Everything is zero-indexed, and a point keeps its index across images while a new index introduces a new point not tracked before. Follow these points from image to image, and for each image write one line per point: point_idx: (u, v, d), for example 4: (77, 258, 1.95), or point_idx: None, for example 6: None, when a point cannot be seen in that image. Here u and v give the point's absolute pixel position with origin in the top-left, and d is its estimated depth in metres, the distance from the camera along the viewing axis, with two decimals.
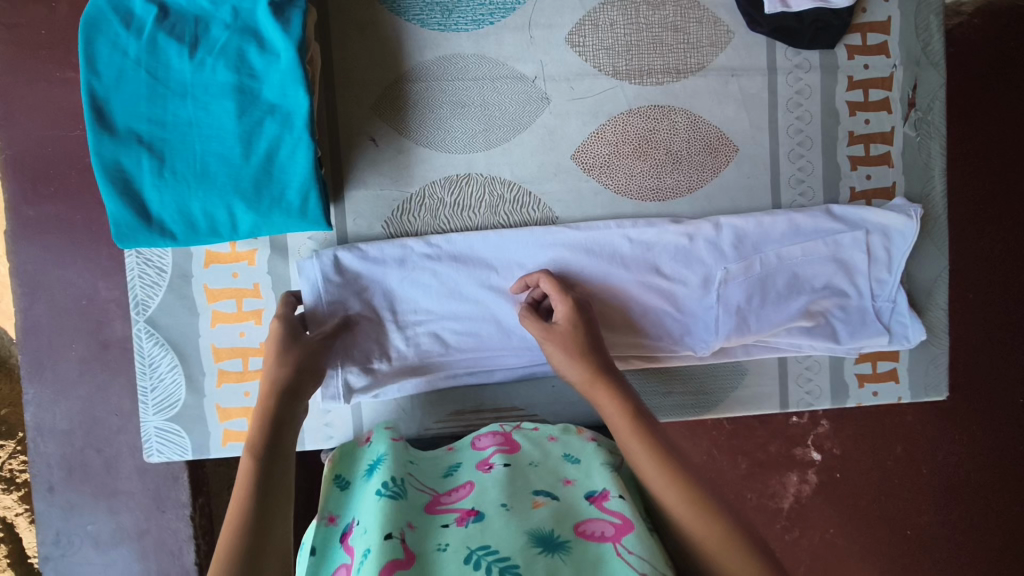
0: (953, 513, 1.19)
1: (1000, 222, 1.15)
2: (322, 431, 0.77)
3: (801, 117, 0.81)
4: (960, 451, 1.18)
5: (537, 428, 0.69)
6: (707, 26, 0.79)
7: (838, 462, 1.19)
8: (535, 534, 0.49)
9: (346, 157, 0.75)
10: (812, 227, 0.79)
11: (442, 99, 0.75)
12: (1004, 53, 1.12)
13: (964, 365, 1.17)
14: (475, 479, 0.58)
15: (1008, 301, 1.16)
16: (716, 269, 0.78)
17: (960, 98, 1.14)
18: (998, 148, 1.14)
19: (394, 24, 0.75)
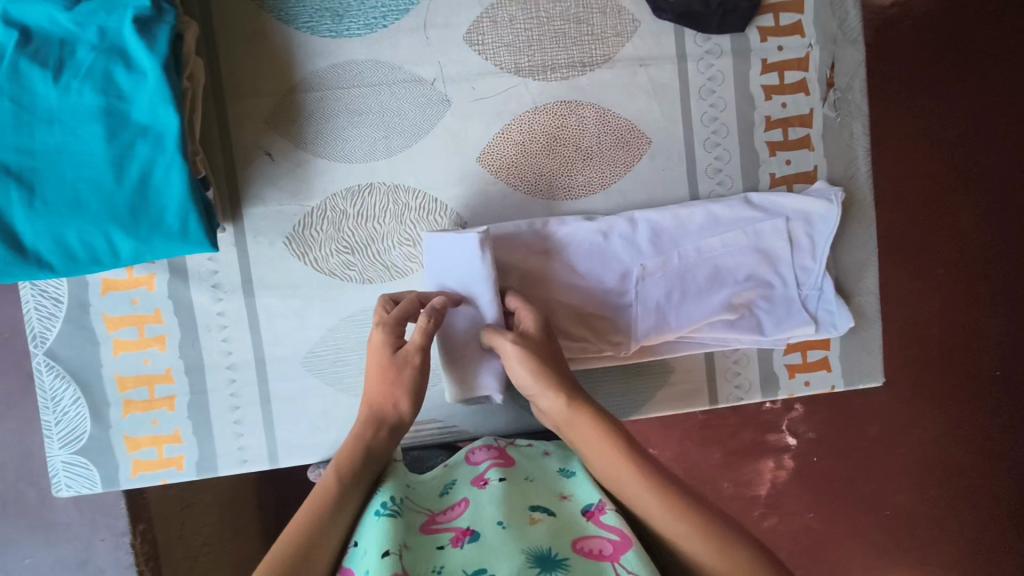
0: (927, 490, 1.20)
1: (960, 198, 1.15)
2: (236, 455, 0.75)
3: (715, 104, 0.78)
4: (936, 427, 1.18)
5: (532, 444, 0.69)
6: (611, 16, 0.76)
7: (813, 445, 1.18)
8: (533, 552, 0.48)
9: (241, 174, 0.73)
10: (729, 218, 0.77)
11: (338, 108, 0.73)
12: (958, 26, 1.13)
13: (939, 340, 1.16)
14: (471, 495, 0.58)
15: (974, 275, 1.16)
16: (637, 265, 0.76)
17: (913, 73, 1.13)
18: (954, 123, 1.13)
19: (282, 33, 0.72)
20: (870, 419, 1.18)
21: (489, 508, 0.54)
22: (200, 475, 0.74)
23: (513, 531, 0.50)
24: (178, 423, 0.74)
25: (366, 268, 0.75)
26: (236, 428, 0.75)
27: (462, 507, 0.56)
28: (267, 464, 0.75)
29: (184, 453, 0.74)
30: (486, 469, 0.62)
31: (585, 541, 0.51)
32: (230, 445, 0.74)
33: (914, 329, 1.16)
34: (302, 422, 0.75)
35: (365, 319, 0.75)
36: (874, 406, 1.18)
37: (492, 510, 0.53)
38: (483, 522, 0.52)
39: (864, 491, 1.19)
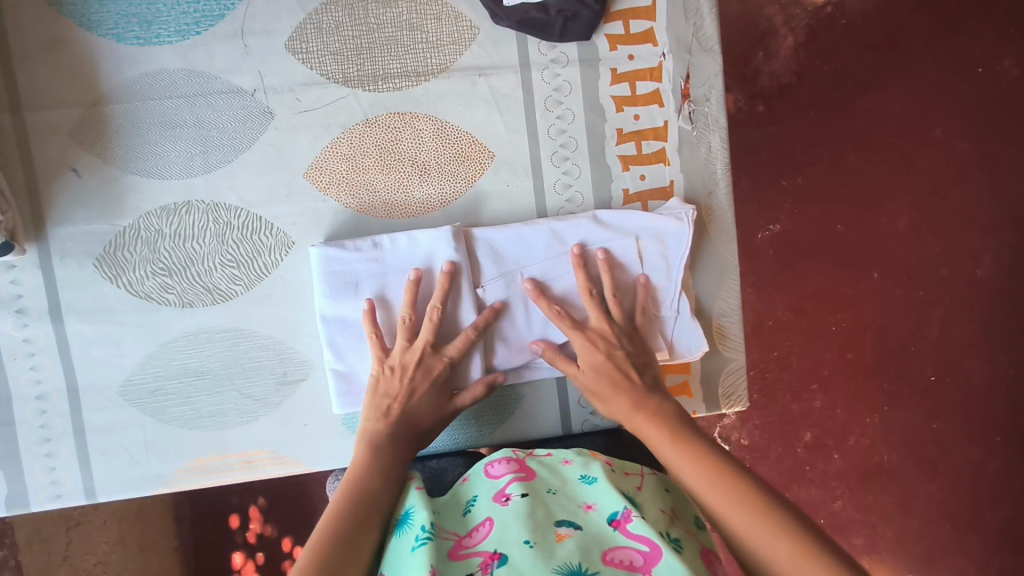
0: (857, 497, 1.23)
1: (873, 212, 1.19)
2: (48, 490, 0.70)
3: (562, 116, 0.74)
4: (872, 434, 1.23)
5: (551, 453, 0.63)
6: (448, 23, 0.71)
7: (747, 452, 1.22)
8: (564, 569, 0.44)
9: (44, 192, 0.68)
10: (572, 239, 0.72)
11: (150, 121, 0.69)
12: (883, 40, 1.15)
13: (851, 351, 1.21)
14: (494, 515, 0.52)
15: (887, 289, 1.20)
16: (490, 286, 0.71)
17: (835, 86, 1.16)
18: (871, 138, 1.17)
19: (84, 40, 0.67)
20: (804, 424, 1.22)
21: (514, 526, 0.49)
22: (8, 511, 0.70)
23: (542, 550, 0.46)
24: None
25: (185, 291, 0.70)
26: (47, 461, 0.70)
27: (486, 529, 0.51)
28: (82, 499, 0.71)
29: None
30: (506, 484, 0.56)
31: (612, 553, 0.47)
32: (42, 479, 0.70)
33: (852, 335, 1.21)
34: (119, 454, 0.71)
35: (185, 345, 0.71)
36: (811, 412, 1.22)
37: (517, 528, 0.49)
38: (510, 542, 0.47)
39: (795, 496, 1.23)
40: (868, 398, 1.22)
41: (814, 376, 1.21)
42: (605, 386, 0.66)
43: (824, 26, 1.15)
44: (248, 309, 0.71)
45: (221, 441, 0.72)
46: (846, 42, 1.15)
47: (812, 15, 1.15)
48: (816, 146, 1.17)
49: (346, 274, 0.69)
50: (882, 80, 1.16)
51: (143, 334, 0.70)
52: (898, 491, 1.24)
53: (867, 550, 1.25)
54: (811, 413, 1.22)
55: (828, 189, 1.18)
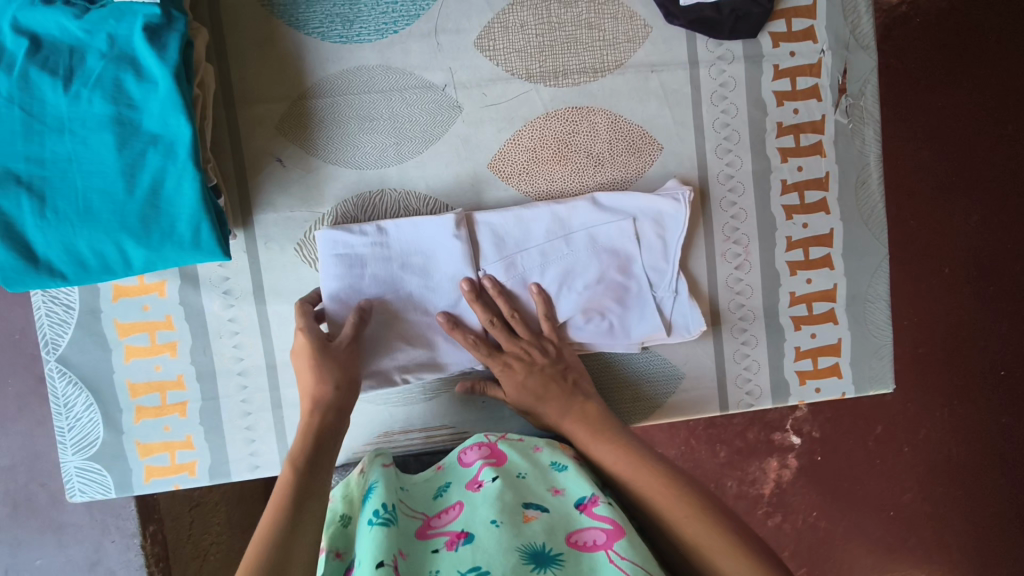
0: (933, 488, 1.28)
1: (965, 209, 1.22)
2: (248, 460, 0.75)
3: (727, 110, 0.78)
4: (944, 427, 1.26)
5: (523, 438, 0.70)
6: (623, 22, 0.75)
7: (818, 444, 1.26)
8: (528, 549, 0.51)
9: (252, 181, 0.73)
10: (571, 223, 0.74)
11: (349, 114, 0.73)
12: (971, 39, 1.19)
13: (942, 344, 1.24)
14: (464, 499, 0.60)
15: (980, 285, 1.23)
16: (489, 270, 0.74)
17: (923, 86, 1.20)
18: (961, 137, 1.20)
19: (292, 38, 0.72)
20: (874, 419, 1.26)
21: (481, 509, 0.56)
22: (211, 481, 0.75)
23: (507, 529, 0.53)
24: (189, 429, 0.74)
25: None
26: (247, 433, 0.75)
27: (457, 511, 0.58)
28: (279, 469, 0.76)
29: (197, 458, 0.74)
30: (479, 470, 0.64)
31: (576, 534, 0.54)
32: (242, 450, 0.75)
33: (925, 330, 1.24)
34: None
35: None
36: (883, 406, 1.26)
37: (485, 510, 0.56)
38: (476, 523, 0.55)
39: (866, 488, 1.28)
40: (943, 391, 1.25)
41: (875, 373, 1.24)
42: (523, 394, 0.72)
43: (900, 25, 1.18)
44: None
45: None
46: (919, 41, 1.19)
47: (886, 13, 1.18)
48: (893, 147, 1.21)
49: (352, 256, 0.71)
50: (978, 78, 1.19)
51: None
52: (980, 483, 1.28)
53: (937, 540, 1.29)
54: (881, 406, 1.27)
55: (903, 187, 1.22)
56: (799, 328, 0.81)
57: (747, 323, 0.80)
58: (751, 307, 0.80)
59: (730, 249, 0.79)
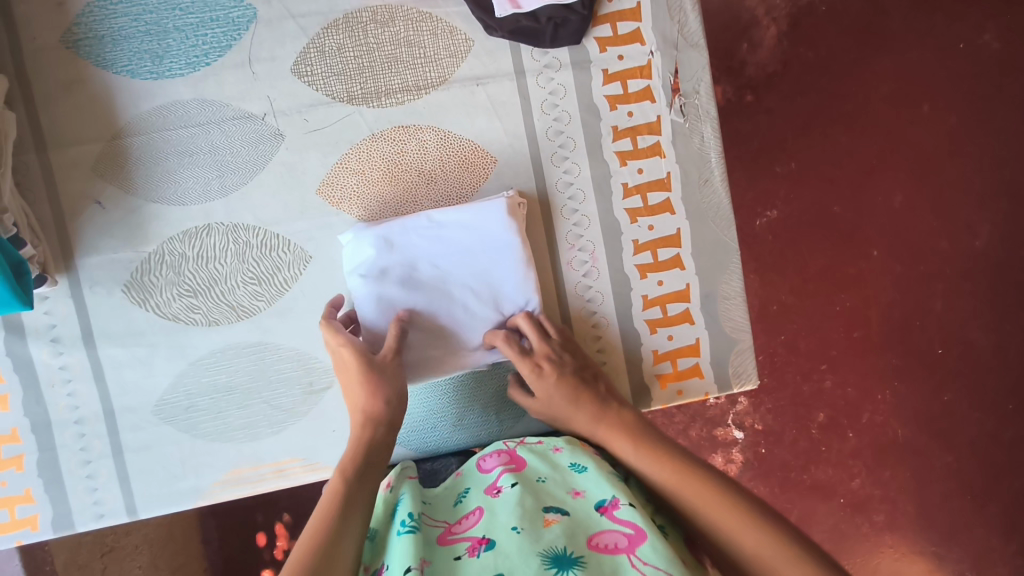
0: (877, 472, 1.25)
1: (880, 188, 1.23)
2: (91, 510, 0.73)
3: (559, 118, 0.77)
4: (878, 410, 1.25)
5: (541, 441, 0.70)
6: (443, 37, 0.75)
7: (761, 436, 1.25)
8: (549, 553, 0.50)
9: (72, 225, 0.71)
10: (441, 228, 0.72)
11: (167, 150, 0.72)
12: (870, 22, 1.21)
13: (862, 327, 1.24)
14: (484, 505, 0.59)
15: (903, 265, 1.24)
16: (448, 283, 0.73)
17: (812, 75, 1.21)
18: (867, 117, 1.22)
19: (100, 78, 0.71)
20: (817, 405, 1.24)
21: (503, 515, 0.56)
22: (55, 533, 0.73)
23: (528, 534, 0.52)
24: (28, 482, 0.72)
25: (211, 309, 0.73)
26: (88, 482, 0.73)
27: (476, 516, 0.58)
28: (125, 517, 0.74)
29: (38, 512, 0.73)
30: (498, 476, 0.63)
31: (599, 536, 0.54)
32: (84, 500, 0.73)
33: (857, 313, 1.24)
34: (157, 471, 0.74)
35: (214, 363, 0.74)
36: (823, 393, 1.24)
37: (506, 516, 0.55)
38: (497, 529, 0.54)
39: (814, 477, 1.25)
40: (872, 374, 1.24)
41: (823, 356, 1.24)
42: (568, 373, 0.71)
43: (805, 14, 1.21)
44: (271, 323, 0.74)
45: (253, 453, 0.75)
46: (829, 29, 1.21)
47: (792, 4, 1.20)
48: (806, 134, 1.22)
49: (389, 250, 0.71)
50: (878, 61, 1.21)
51: (174, 354, 0.73)
52: (924, 464, 1.26)
53: (889, 525, 1.26)
54: (822, 393, 1.25)
55: (824, 173, 1.22)
56: (656, 331, 0.80)
57: (602, 330, 0.79)
58: (604, 313, 0.79)
59: (579, 257, 0.78)
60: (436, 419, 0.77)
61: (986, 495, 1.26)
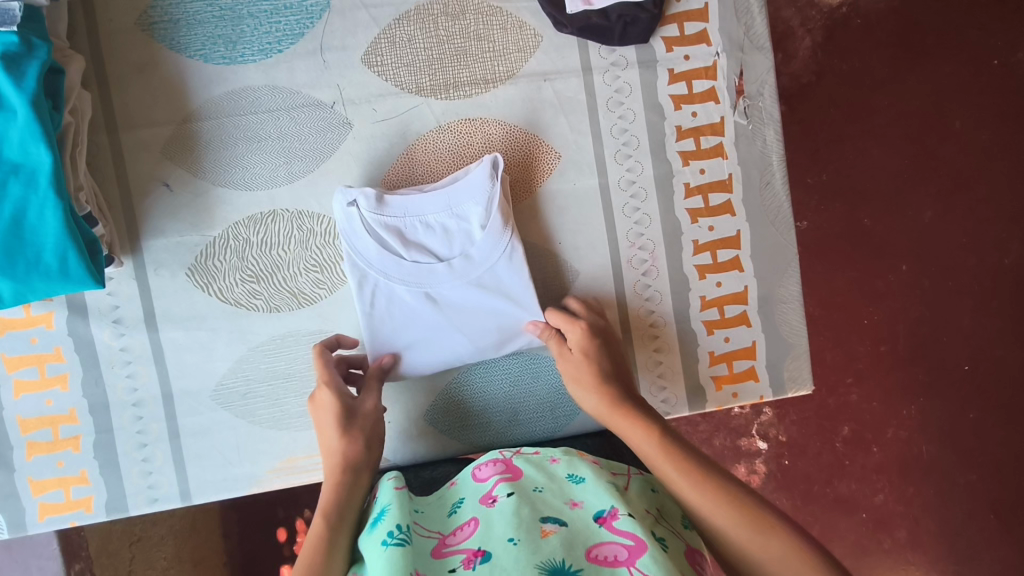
0: (905, 488, 1.24)
1: (917, 202, 1.22)
2: (145, 494, 0.73)
3: (624, 116, 0.77)
4: (909, 425, 1.24)
5: (538, 452, 0.66)
6: (513, 32, 0.75)
7: (786, 448, 1.24)
8: (547, 566, 0.47)
9: (139, 207, 0.72)
10: (453, 247, 0.70)
11: (236, 135, 0.72)
12: (910, 35, 1.20)
13: (896, 340, 1.23)
14: (479, 515, 0.56)
15: (939, 280, 1.23)
16: (380, 265, 0.69)
17: (852, 86, 1.20)
18: (906, 130, 1.22)
19: (173, 61, 0.71)
20: (843, 418, 1.23)
21: (499, 526, 0.52)
22: (109, 517, 0.72)
23: (525, 546, 0.48)
24: (84, 463, 0.72)
25: (272, 296, 0.73)
26: (143, 466, 0.73)
27: (471, 527, 0.55)
28: (178, 502, 0.73)
29: (93, 494, 0.72)
30: (494, 485, 0.60)
31: (598, 548, 0.50)
32: (138, 484, 0.73)
33: (891, 327, 1.23)
34: (212, 457, 0.73)
35: (275, 349, 0.74)
36: (848, 406, 1.24)
37: (503, 527, 0.52)
38: (494, 540, 0.51)
39: (838, 491, 1.24)
40: (905, 388, 1.24)
41: (855, 367, 1.23)
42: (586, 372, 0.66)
43: (839, 26, 1.19)
44: (332, 311, 0.74)
45: (308, 441, 0.74)
46: (866, 42, 1.20)
47: (828, 16, 1.19)
48: (844, 146, 1.21)
49: (402, 269, 0.69)
50: (920, 74, 1.21)
51: (230, 339, 0.73)
52: (953, 481, 1.24)
53: (914, 542, 1.25)
54: (847, 406, 1.24)
55: (859, 186, 1.22)
56: (712, 332, 0.79)
57: (659, 330, 0.79)
58: (661, 313, 0.79)
59: (638, 257, 0.78)
60: (488, 417, 0.76)
61: (1011, 517, 1.24)
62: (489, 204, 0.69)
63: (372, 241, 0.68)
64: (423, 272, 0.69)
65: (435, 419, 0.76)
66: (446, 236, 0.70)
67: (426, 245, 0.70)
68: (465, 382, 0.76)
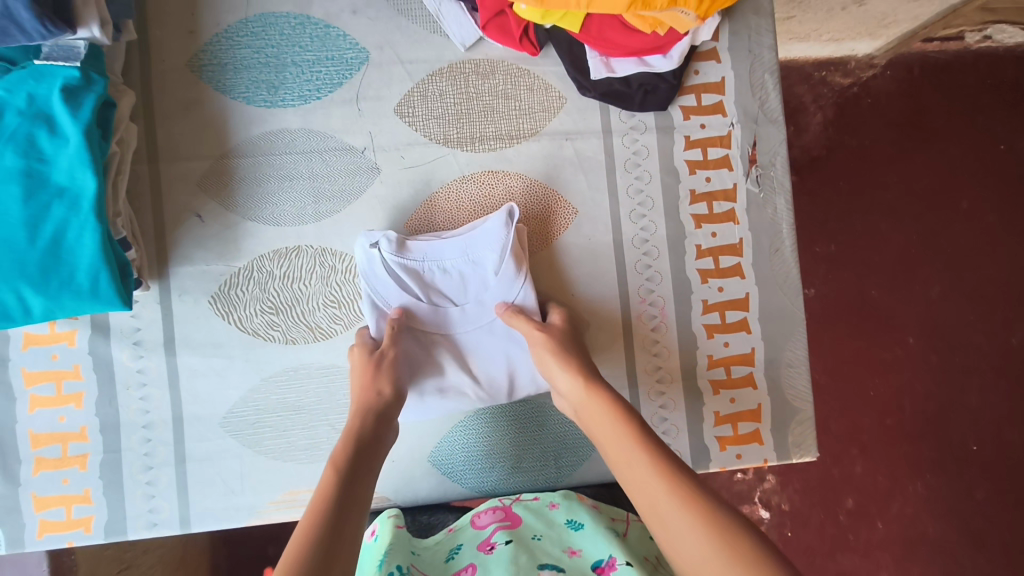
0: (909, 567, 1.21)
1: (924, 276, 1.24)
2: (145, 518, 0.73)
3: (640, 177, 0.80)
4: (915, 501, 1.22)
5: (538, 497, 0.67)
6: (539, 93, 0.79)
7: (788, 518, 1.21)
8: None
9: (170, 235, 0.75)
10: (469, 290, 0.73)
11: (270, 172, 0.76)
12: (918, 117, 1.24)
13: (902, 413, 1.23)
14: (477, 561, 0.56)
15: (945, 355, 1.24)
16: (399, 305, 0.72)
17: (861, 161, 1.24)
18: (914, 207, 1.25)
19: (218, 101, 0.76)
20: (847, 490, 1.22)
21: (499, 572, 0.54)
22: (107, 538, 0.73)
23: None
24: (88, 482, 0.73)
25: (290, 328, 0.75)
26: (147, 489, 0.73)
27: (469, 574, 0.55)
28: (177, 528, 0.73)
29: (94, 514, 0.72)
30: (492, 532, 0.61)
31: None
32: (140, 507, 0.73)
33: (897, 399, 1.23)
34: (216, 484, 0.74)
35: (287, 381, 0.75)
36: (852, 478, 1.22)
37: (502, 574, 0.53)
38: None
39: (840, 565, 1.21)
40: (910, 463, 1.22)
41: (860, 438, 1.22)
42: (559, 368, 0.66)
43: (850, 104, 1.24)
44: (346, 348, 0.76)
45: (312, 475, 0.75)
46: (874, 120, 1.24)
47: (839, 94, 1.23)
48: (853, 218, 1.24)
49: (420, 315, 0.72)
50: (927, 154, 1.25)
51: (245, 369, 0.75)
52: (959, 564, 1.22)
53: None
54: (852, 478, 1.22)
55: (867, 258, 1.24)
56: (718, 392, 0.80)
57: (665, 387, 0.80)
58: (668, 369, 0.80)
59: (647, 313, 0.80)
60: (489, 462, 0.76)
61: None
62: (503, 250, 0.71)
63: (391, 289, 0.71)
64: (441, 314, 0.73)
65: (439, 459, 0.76)
66: (463, 280, 0.73)
67: (444, 289, 0.73)
68: (468, 424, 0.77)
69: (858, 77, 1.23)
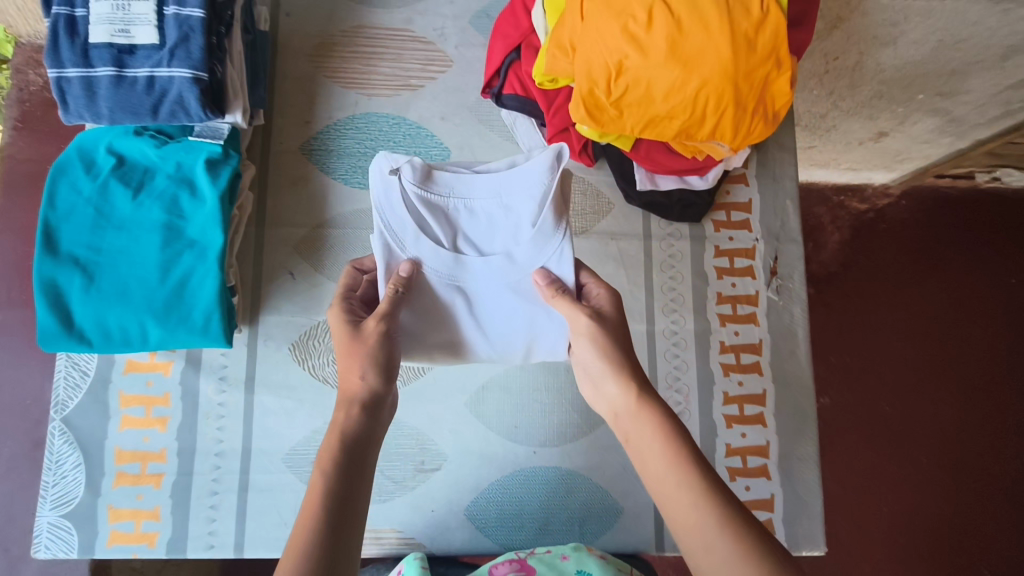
0: None
1: (933, 395, 1.31)
2: (204, 539, 0.80)
3: (674, 277, 0.92)
4: None
5: (550, 550, 0.76)
6: (591, 198, 0.93)
7: None
8: None
9: (265, 288, 0.86)
10: (498, 241, 0.64)
11: (356, 242, 0.88)
12: (929, 246, 1.36)
13: (913, 530, 1.25)
14: None
15: (955, 474, 1.28)
16: (415, 250, 0.62)
17: (875, 281, 1.35)
18: (924, 328, 1.34)
19: (320, 180, 0.90)
20: None
21: None
22: (167, 554, 0.80)
23: None
24: (159, 500, 0.81)
25: None
26: (210, 512, 0.81)
27: None
28: (231, 552, 0.80)
29: (159, 530, 0.80)
30: None
31: None
32: (201, 529, 0.80)
33: (907, 514, 1.26)
34: (271, 516, 0.81)
35: None
36: None
37: None
38: None
39: None
40: None
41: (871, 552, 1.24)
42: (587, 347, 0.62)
43: (866, 227, 1.37)
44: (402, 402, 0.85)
45: None
46: (888, 245, 1.36)
47: (855, 218, 1.37)
48: (866, 333, 1.33)
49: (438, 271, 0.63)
50: (937, 281, 1.35)
51: (311, 411, 0.84)
52: None
53: None
54: None
55: (878, 373, 1.32)
56: (734, 479, 0.87)
57: None
58: None
59: (673, 398, 0.88)
60: (520, 521, 0.83)
61: None
62: (544, 198, 0.62)
63: (405, 225, 0.61)
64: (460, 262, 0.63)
65: (474, 515, 0.83)
66: (490, 226, 0.64)
67: (469, 236, 0.64)
68: (504, 483, 0.84)
69: (874, 204, 1.37)
